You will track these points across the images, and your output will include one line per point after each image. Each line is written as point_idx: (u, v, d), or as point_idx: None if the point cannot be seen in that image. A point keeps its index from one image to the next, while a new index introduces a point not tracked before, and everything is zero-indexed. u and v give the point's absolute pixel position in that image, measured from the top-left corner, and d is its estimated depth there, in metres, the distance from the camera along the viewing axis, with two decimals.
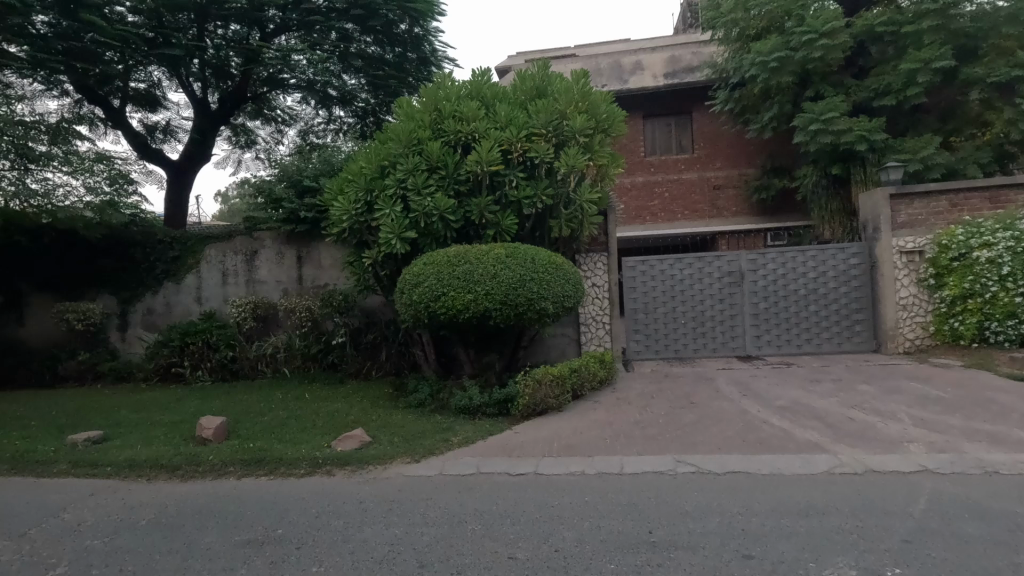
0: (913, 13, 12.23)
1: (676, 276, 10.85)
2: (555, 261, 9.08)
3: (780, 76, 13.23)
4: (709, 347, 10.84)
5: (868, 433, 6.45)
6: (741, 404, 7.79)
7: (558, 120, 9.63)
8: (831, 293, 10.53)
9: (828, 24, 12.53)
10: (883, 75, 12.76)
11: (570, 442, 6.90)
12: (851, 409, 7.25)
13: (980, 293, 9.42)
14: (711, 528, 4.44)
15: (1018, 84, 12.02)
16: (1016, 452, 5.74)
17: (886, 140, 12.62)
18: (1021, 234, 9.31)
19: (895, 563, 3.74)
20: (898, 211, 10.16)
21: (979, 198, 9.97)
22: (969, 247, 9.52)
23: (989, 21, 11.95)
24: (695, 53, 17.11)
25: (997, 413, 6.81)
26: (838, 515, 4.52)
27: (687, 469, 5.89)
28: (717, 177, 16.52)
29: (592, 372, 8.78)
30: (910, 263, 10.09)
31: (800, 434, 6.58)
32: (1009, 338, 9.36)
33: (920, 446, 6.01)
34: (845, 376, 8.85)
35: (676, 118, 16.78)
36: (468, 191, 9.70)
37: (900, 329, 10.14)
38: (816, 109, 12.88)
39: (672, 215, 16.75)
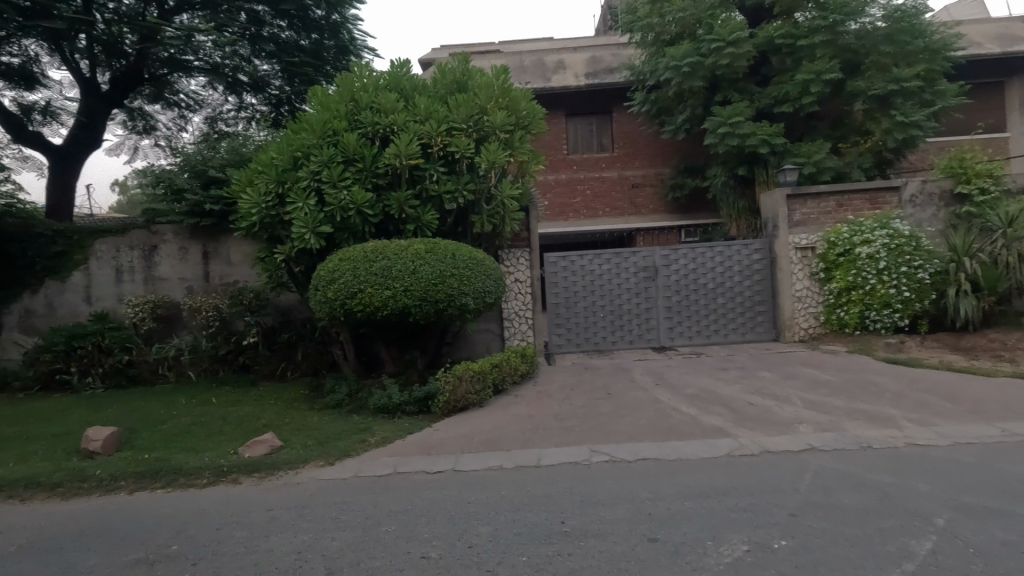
0: (807, 28, 13.25)
1: (595, 271, 11.19)
2: (476, 256, 9.00)
3: (692, 81, 13.96)
4: (627, 339, 11.27)
5: (766, 417, 6.93)
6: (655, 393, 8.18)
7: (478, 115, 9.58)
8: (736, 287, 11.24)
9: (734, 34, 13.36)
10: (782, 84, 13.64)
11: (490, 436, 6.95)
12: (752, 395, 7.79)
13: (862, 286, 10.34)
14: (620, 514, 4.60)
15: (893, 98, 13.38)
16: (888, 428, 6.37)
17: (785, 144, 13.59)
18: (895, 232, 10.26)
19: (783, 536, 4.04)
20: (794, 210, 11.01)
21: (861, 199, 10.93)
22: (853, 243, 10.42)
23: (870, 39, 13.28)
24: (614, 54, 17.85)
25: (874, 393, 7.56)
26: (737, 495, 4.83)
27: (601, 458, 6.09)
28: (636, 176, 17.07)
29: (514, 366, 8.87)
30: (804, 258, 11.00)
31: (705, 419, 6.99)
32: (886, 325, 10.31)
33: (809, 426, 6.54)
34: (747, 364, 9.48)
35: (596, 116, 17.24)
36: (387, 185, 9.46)
37: (795, 319, 11.02)
38: (724, 113, 13.69)
39: (593, 212, 17.19)
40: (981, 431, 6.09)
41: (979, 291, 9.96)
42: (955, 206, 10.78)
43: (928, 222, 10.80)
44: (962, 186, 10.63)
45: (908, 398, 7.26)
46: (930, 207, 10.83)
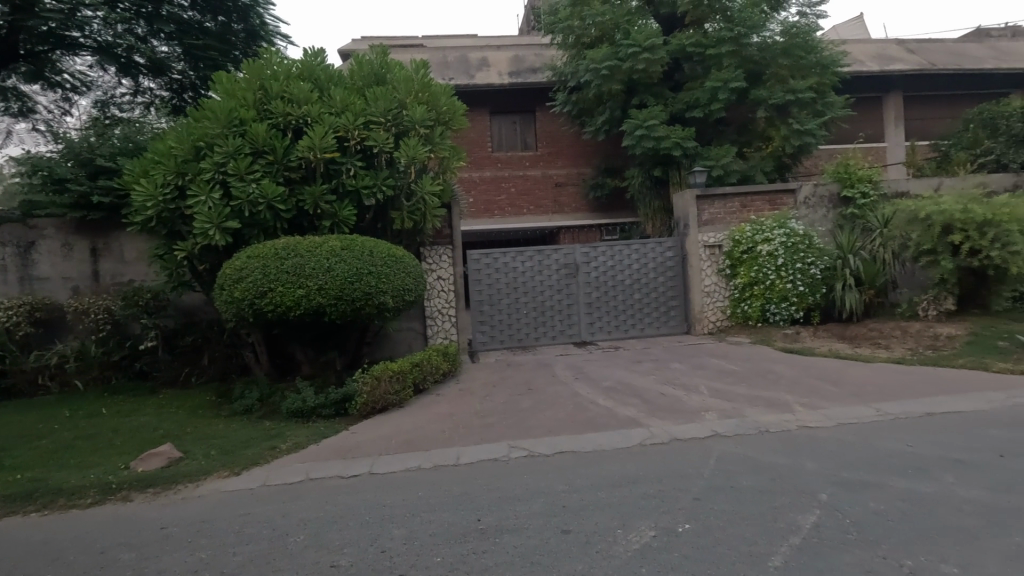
0: (714, 38, 14.01)
1: (518, 269, 11.29)
2: (395, 254, 8.78)
3: (611, 84, 14.38)
4: (549, 335, 11.46)
5: (676, 406, 7.28)
6: (574, 387, 8.38)
7: (397, 110, 9.33)
8: (651, 283, 11.73)
9: (649, 40, 13.89)
10: (693, 91, 14.36)
11: (409, 437, 6.82)
12: (664, 386, 8.16)
13: (762, 281, 11.10)
14: (536, 509, 4.65)
15: (790, 107, 14.41)
16: (783, 413, 6.87)
17: (696, 147, 14.31)
18: (792, 231, 11.05)
19: (687, 520, 4.24)
20: (703, 210, 11.67)
21: (762, 201, 11.73)
22: (755, 242, 11.14)
23: (772, 52, 14.17)
24: (536, 55, 18.17)
25: (772, 380, 8.14)
26: (647, 483, 5.03)
27: (520, 453, 6.14)
28: (559, 175, 17.36)
29: (435, 365, 8.76)
30: (712, 256, 11.67)
31: (621, 411, 7.24)
32: (784, 317, 11.11)
33: (714, 414, 6.93)
34: (661, 356, 9.92)
35: (520, 115, 17.43)
36: (301, 179, 9.03)
37: (705, 313, 11.68)
38: (640, 116, 14.24)
39: (518, 210, 17.33)
40: (861, 412, 6.69)
41: (861, 285, 10.92)
42: (842, 208, 11.78)
43: (819, 222, 11.75)
44: (848, 190, 11.64)
45: (802, 384, 7.86)
46: (821, 209, 11.78)
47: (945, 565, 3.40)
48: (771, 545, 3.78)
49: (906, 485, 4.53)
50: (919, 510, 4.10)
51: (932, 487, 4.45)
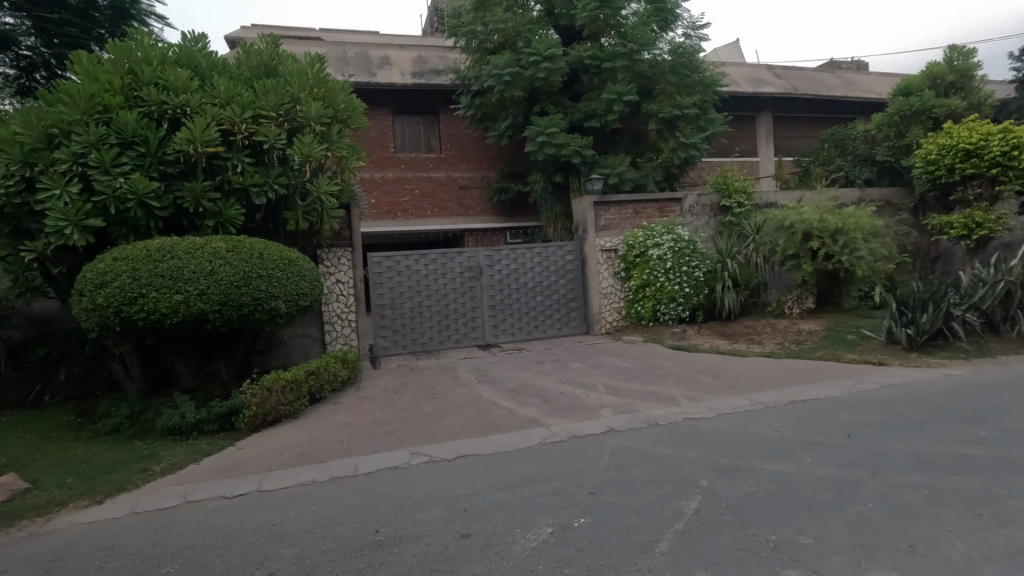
0: (609, 52, 14.63)
1: (421, 272, 11.16)
2: (288, 256, 8.29)
3: (513, 90, 14.64)
4: (453, 338, 11.41)
5: (575, 404, 7.56)
6: (477, 390, 8.40)
7: (290, 104, 8.82)
8: (553, 285, 12.09)
9: (549, 50, 14.28)
10: (591, 101, 14.96)
11: (303, 449, 6.46)
12: (563, 385, 8.43)
13: (653, 283, 11.81)
14: (436, 515, 4.60)
15: (677, 121, 15.39)
16: (671, 406, 7.35)
17: (594, 155, 14.91)
18: (679, 237, 11.86)
19: (582, 514, 4.39)
20: (599, 215, 12.26)
21: (653, 208, 12.50)
22: (646, 246, 11.84)
23: (660, 69, 14.99)
24: (440, 57, 18.09)
25: (662, 376, 8.69)
26: (546, 481, 5.16)
27: (421, 459, 6.04)
28: (463, 178, 17.34)
29: (332, 372, 8.38)
30: (609, 259, 12.30)
31: (522, 412, 7.37)
32: (673, 317, 11.87)
33: (609, 410, 7.26)
34: (562, 356, 10.24)
35: (424, 116, 17.24)
36: (178, 174, 8.27)
37: (602, 314, 12.26)
38: (541, 123, 14.65)
39: (422, 212, 17.10)
40: (737, 402, 7.32)
41: (738, 286, 11.85)
42: (721, 216, 12.88)
43: (702, 229, 12.76)
44: (726, 200, 12.74)
45: (687, 379, 8.46)
46: (703, 216, 12.80)
47: (803, 537, 3.79)
48: (658, 532, 4.01)
49: (773, 468, 5.01)
50: (782, 489, 4.55)
51: (794, 468, 4.96)
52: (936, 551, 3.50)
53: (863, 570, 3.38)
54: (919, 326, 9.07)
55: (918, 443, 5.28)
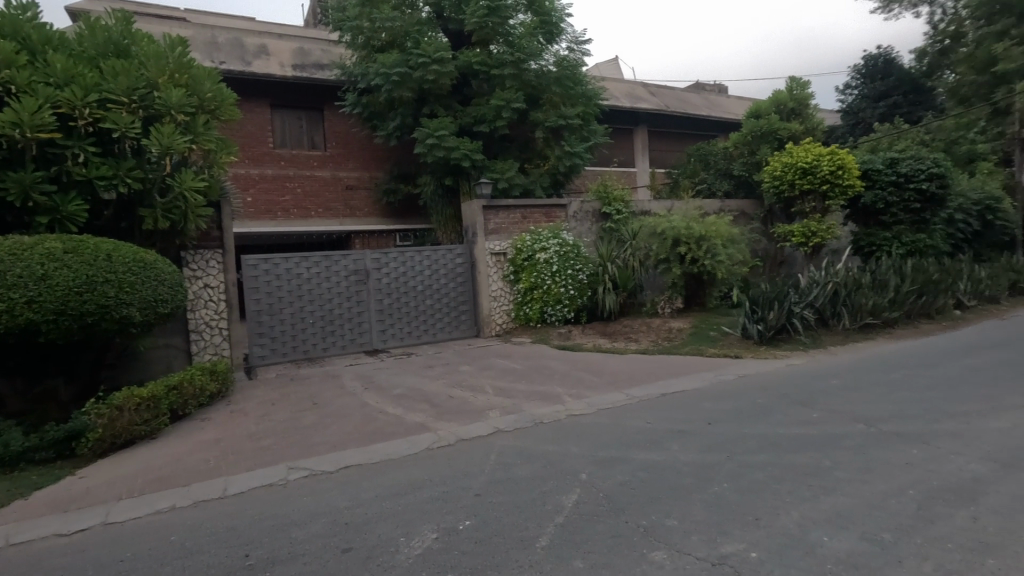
0: (498, 60, 14.83)
1: (302, 275, 10.57)
2: (144, 258, 7.43)
3: (401, 90, 14.41)
4: (338, 344, 10.93)
5: (463, 408, 7.56)
6: (363, 398, 8.12)
7: (145, 90, 7.92)
8: (443, 288, 12.05)
9: (438, 53, 14.21)
10: (480, 106, 15.06)
11: (163, 473, 5.83)
12: (452, 388, 8.42)
13: (540, 286, 12.18)
14: (315, 531, 4.38)
15: (563, 131, 15.76)
16: (555, 404, 7.63)
17: (483, 160, 14.99)
18: (564, 241, 12.36)
19: (467, 517, 4.41)
20: (489, 219, 12.43)
21: (539, 213, 12.92)
22: (534, 250, 12.21)
23: (546, 79, 15.31)
24: (324, 50, 17.30)
25: (548, 375, 9.00)
26: (432, 486, 5.10)
27: (299, 474, 5.70)
28: (350, 178, 16.69)
29: (199, 385, 7.65)
30: (498, 262, 12.52)
31: (410, 418, 7.24)
32: (559, 318, 12.29)
33: (497, 411, 7.37)
34: (452, 360, 10.23)
35: (306, 112, 16.35)
36: (1, 161, 7.10)
37: (492, 316, 12.43)
38: (431, 125, 14.55)
39: (305, 213, 16.20)
40: (615, 397, 7.79)
41: (617, 288, 12.58)
42: (602, 222, 13.63)
43: (585, 234, 13.42)
44: (607, 207, 13.52)
45: (571, 377, 8.83)
46: (586, 222, 13.48)
47: (668, 519, 4.11)
48: (539, 528, 4.14)
49: (645, 457, 5.39)
50: (652, 476, 4.92)
51: (662, 456, 5.38)
52: (776, 521, 3.97)
53: (718, 544, 3.74)
54: (768, 322, 10.29)
55: (764, 426, 5.97)
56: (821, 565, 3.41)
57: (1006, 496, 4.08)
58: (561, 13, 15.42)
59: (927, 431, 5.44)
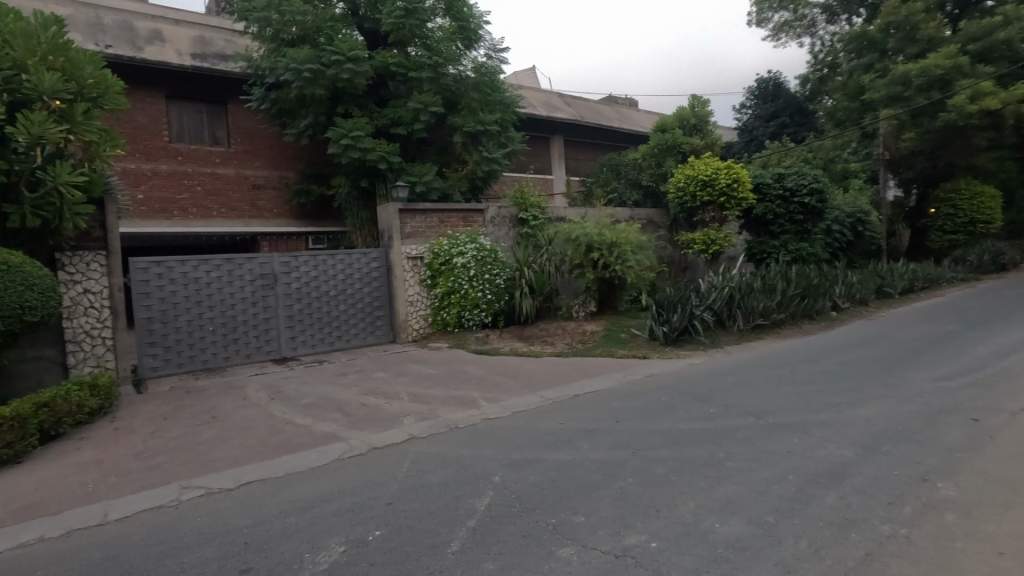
0: (415, 62, 14.66)
1: (200, 279, 9.88)
2: (6, 260, 6.60)
3: (313, 87, 13.86)
4: (241, 353, 10.30)
5: (376, 415, 7.38)
6: (268, 409, 7.69)
7: (11, 72, 7.08)
8: (357, 293, 11.69)
9: (353, 51, 13.75)
10: (397, 108, 14.79)
11: (29, 501, 5.20)
12: (365, 396, 8.18)
13: (458, 291, 12.15)
14: (210, 553, 4.09)
15: (481, 136, 15.75)
16: (470, 408, 7.63)
17: (400, 163, 14.71)
18: (481, 246, 12.42)
19: (377, 527, 4.30)
20: (405, 223, 12.24)
21: (457, 218, 12.89)
22: (451, 255, 12.16)
23: (464, 85, 15.29)
24: (228, 41, 16.30)
25: (464, 380, 8.99)
26: (341, 498, 4.93)
27: (194, 493, 5.30)
28: (256, 177, 15.78)
29: (76, 401, 6.90)
30: (414, 267, 12.34)
31: (319, 428, 6.95)
32: (476, 322, 12.32)
33: (411, 418, 7.26)
34: (366, 366, 9.96)
35: (208, 105, 15.27)
36: None
37: (409, 321, 12.23)
38: (345, 125, 14.11)
39: (206, 212, 15.11)
40: (529, 400, 7.93)
41: (534, 292, 12.80)
42: (519, 228, 13.85)
43: (502, 239, 13.57)
44: (523, 213, 13.75)
45: (487, 381, 8.87)
46: (503, 227, 13.64)
47: (576, 516, 4.25)
48: (451, 533, 4.12)
49: (557, 457, 5.53)
50: (562, 475, 5.06)
51: (572, 455, 5.54)
52: (674, 512, 4.22)
53: (622, 536, 3.91)
54: (672, 324, 10.94)
55: (668, 422, 6.32)
56: (713, 550, 3.67)
57: (868, 476, 4.60)
58: (480, 20, 15.45)
59: (806, 421, 6.01)
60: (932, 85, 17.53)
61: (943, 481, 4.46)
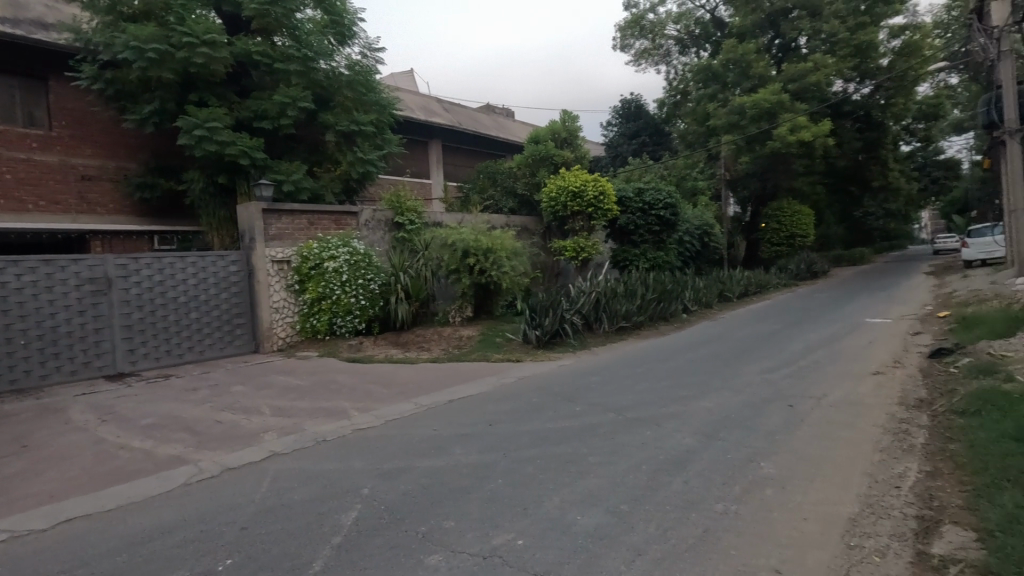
0: (282, 53, 13.71)
1: (8, 285, 8.41)
2: None
3: (160, 70, 12.42)
4: (64, 369, 8.90)
5: (231, 433, 6.76)
6: (97, 433, 6.72)
7: None
8: (212, 300, 10.67)
9: (208, 34, 12.49)
10: (260, 100, 13.70)
11: None
12: (220, 412, 7.47)
13: (329, 296, 11.57)
14: None
15: (355, 137, 15.15)
16: (340, 420, 7.29)
17: (265, 159, 13.61)
18: (354, 250, 11.95)
19: (229, 555, 3.95)
20: (269, 224, 11.39)
21: (328, 220, 12.29)
22: (322, 258, 11.57)
23: (336, 82, 14.58)
24: (49, 8, 14.10)
25: (333, 390, 8.57)
26: (185, 528, 4.44)
27: None
28: (87, 167, 13.75)
29: None
30: (279, 271, 11.53)
31: (161, 451, 6.21)
32: (350, 329, 11.79)
33: (274, 433, 6.77)
34: (222, 380, 9.08)
35: (21, 79, 13.00)
36: None
37: (273, 329, 11.39)
38: (199, 115, 12.78)
39: (17, 204, 12.77)
40: (403, 407, 7.78)
41: (410, 298, 12.53)
42: (395, 232, 13.57)
43: (377, 242, 13.19)
44: (399, 217, 13.49)
45: (359, 391, 8.54)
46: (378, 231, 13.27)
47: (446, 522, 4.25)
48: (313, 552, 3.91)
49: (429, 464, 5.49)
50: (433, 482, 5.03)
51: (444, 461, 5.54)
52: (540, 508, 4.40)
53: (489, 537, 3.99)
54: (544, 327, 11.42)
55: (537, 423, 6.57)
56: (574, 541, 3.89)
57: (706, 461, 5.16)
58: (353, 16, 14.95)
59: (659, 415, 6.59)
60: (761, 116, 20.20)
61: (765, 460, 5.14)
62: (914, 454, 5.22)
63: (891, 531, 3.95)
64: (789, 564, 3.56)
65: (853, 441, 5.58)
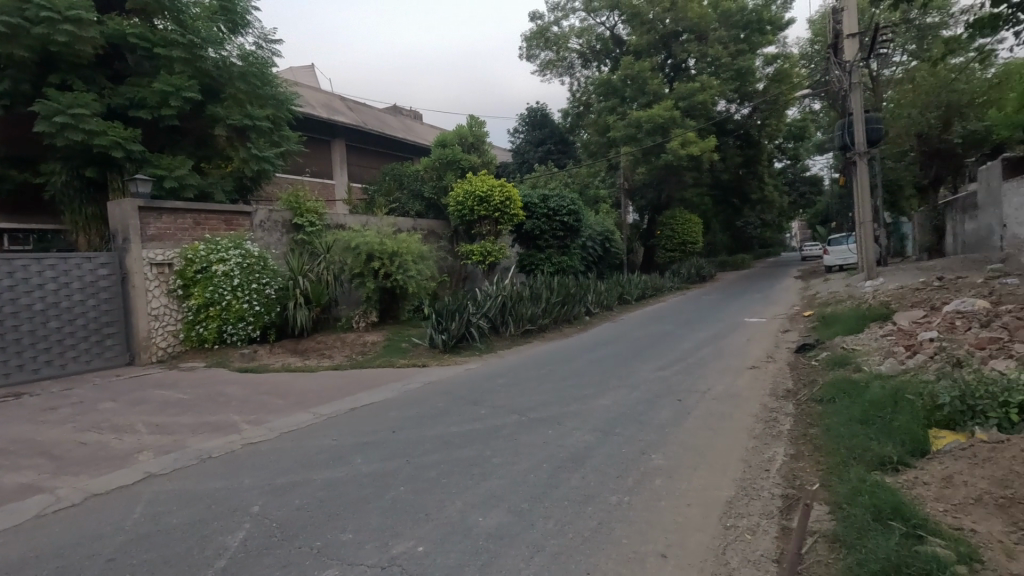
0: (162, 38, 12.51)
1: None
2: None
3: (12, 46, 10.91)
4: None
5: (99, 455, 6.07)
6: None
7: None
8: (76, 307, 9.56)
9: (72, 10, 11.14)
10: (137, 88, 12.43)
11: None
12: (83, 433, 6.66)
13: (218, 302, 10.74)
14: None
15: (249, 132, 14.17)
16: (228, 434, 6.78)
17: (142, 152, 12.33)
18: (247, 253, 11.16)
19: None
20: (147, 223, 10.37)
21: (217, 220, 11.42)
22: (209, 262, 10.74)
23: (226, 73, 13.45)
24: None
25: (221, 403, 7.96)
26: (37, 565, 3.92)
27: None
28: None
29: None
30: (159, 275, 10.53)
31: (8, 480, 5.43)
32: (242, 337, 11.00)
33: (150, 453, 6.16)
34: (88, 397, 8.12)
35: None
36: None
37: (152, 339, 10.40)
38: (61, 100, 11.34)
39: None
40: (301, 418, 7.41)
41: (310, 303, 11.80)
42: (294, 233, 12.89)
43: (273, 245, 12.46)
44: (298, 218, 12.81)
45: (252, 402, 8.01)
46: (275, 232, 12.54)
47: (343, 534, 4.10)
48: None
49: (327, 476, 5.26)
50: (331, 494, 4.83)
51: (344, 471, 5.34)
52: (442, 513, 4.37)
53: (389, 546, 3.90)
54: (450, 331, 11.38)
55: (441, 427, 6.53)
56: (474, 542, 3.91)
57: (603, 456, 5.40)
58: (246, 4, 14.06)
59: (560, 414, 6.80)
60: (656, 130, 21.57)
61: (656, 453, 5.47)
62: (781, 439, 5.81)
63: (761, 510, 4.36)
64: (674, 548, 3.82)
65: (731, 430, 6.11)
